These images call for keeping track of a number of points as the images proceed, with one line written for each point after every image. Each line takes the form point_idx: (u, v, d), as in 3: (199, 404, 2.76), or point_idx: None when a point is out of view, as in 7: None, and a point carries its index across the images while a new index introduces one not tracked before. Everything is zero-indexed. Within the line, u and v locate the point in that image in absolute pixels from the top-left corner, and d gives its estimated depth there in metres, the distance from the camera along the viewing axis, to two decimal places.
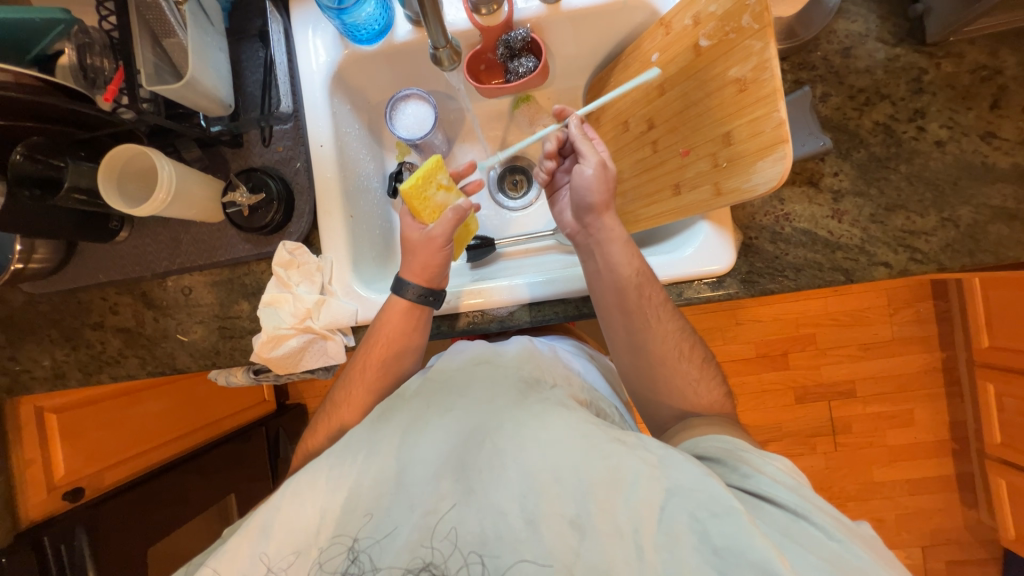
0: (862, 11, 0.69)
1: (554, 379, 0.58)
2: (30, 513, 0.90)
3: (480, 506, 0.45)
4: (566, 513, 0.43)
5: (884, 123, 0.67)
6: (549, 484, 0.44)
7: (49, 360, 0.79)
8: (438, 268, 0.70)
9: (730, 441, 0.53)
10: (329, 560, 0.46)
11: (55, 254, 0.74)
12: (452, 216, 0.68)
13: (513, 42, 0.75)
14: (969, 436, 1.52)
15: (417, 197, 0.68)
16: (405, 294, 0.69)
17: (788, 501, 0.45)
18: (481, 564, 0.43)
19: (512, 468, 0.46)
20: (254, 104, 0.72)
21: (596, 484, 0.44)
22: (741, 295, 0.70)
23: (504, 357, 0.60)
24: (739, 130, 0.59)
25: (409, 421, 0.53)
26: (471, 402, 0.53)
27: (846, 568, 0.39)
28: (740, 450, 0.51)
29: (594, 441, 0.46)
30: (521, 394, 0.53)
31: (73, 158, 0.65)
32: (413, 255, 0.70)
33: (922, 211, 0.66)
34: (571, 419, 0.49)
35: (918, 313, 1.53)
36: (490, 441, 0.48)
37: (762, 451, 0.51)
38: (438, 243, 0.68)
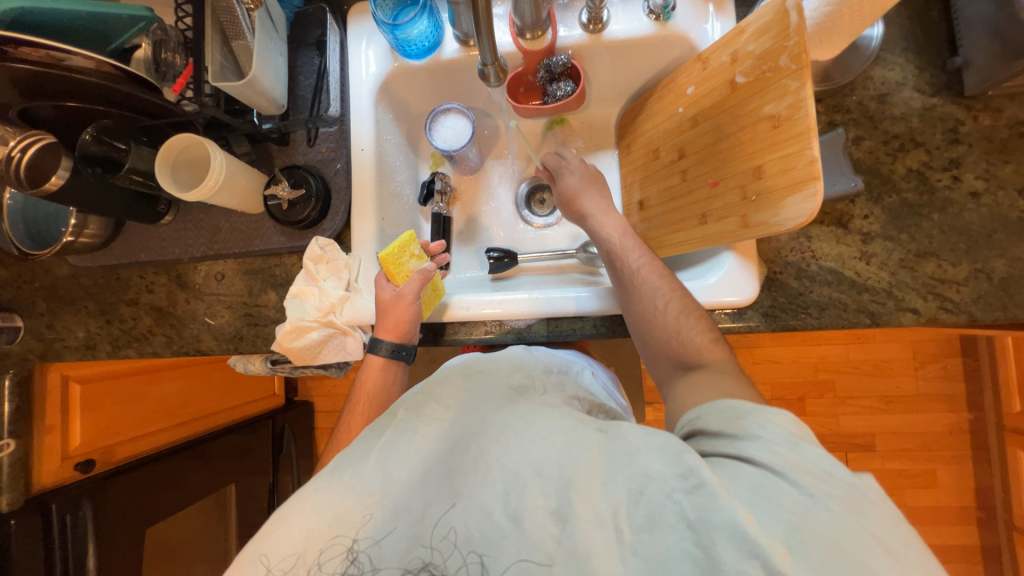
0: (901, 60, 0.70)
1: (545, 387, 0.59)
2: (42, 479, 0.92)
3: (467, 507, 0.45)
4: (547, 506, 0.43)
5: (918, 169, 0.67)
6: (532, 479, 0.44)
7: (83, 331, 0.83)
8: (407, 326, 0.72)
9: (725, 405, 0.50)
10: (328, 562, 0.45)
11: (103, 230, 0.78)
12: (417, 278, 0.71)
13: (553, 67, 0.78)
14: (996, 506, 1.44)
15: (392, 261, 0.72)
16: (377, 351, 0.72)
17: (767, 459, 0.42)
18: (480, 564, 0.43)
19: (496, 466, 0.46)
20: (304, 106, 0.77)
21: (577, 475, 0.44)
22: (761, 329, 0.70)
23: (496, 364, 0.60)
24: (769, 165, 0.60)
25: (396, 430, 0.51)
26: (461, 406, 0.53)
27: (814, 523, 0.38)
28: (736, 416, 0.48)
29: (578, 436, 0.46)
30: (509, 398, 0.54)
31: (136, 142, 0.69)
32: (386, 314, 0.72)
33: (954, 259, 0.65)
34: (559, 420, 0.49)
35: (945, 370, 1.48)
36: (475, 444, 0.48)
37: (759, 410, 0.48)
38: (407, 301, 0.71)
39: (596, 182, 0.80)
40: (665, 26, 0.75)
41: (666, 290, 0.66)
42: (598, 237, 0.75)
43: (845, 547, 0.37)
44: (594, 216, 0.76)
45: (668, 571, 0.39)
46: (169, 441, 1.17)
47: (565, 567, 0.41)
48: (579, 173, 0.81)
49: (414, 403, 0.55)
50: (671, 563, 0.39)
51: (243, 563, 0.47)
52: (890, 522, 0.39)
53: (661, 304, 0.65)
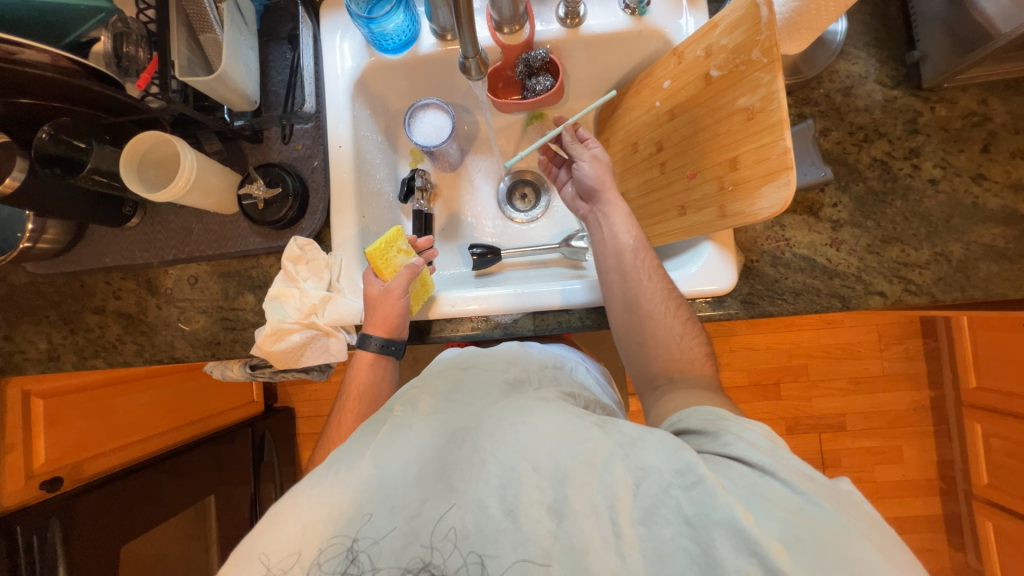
0: (863, 54, 0.73)
1: (539, 381, 0.59)
2: (6, 500, 0.88)
3: (464, 504, 0.44)
4: (544, 500, 0.43)
5: (881, 159, 0.71)
6: (527, 473, 0.44)
7: (45, 342, 0.78)
8: (397, 321, 0.71)
9: (708, 412, 0.53)
10: (327, 560, 0.44)
11: (64, 235, 0.74)
12: (405, 273, 0.70)
13: (533, 61, 0.78)
14: (956, 476, 1.53)
15: (380, 256, 0.72)
16: (367, 346, 0.71)
17: (758, 460, 0.44)
18: (481, 564, 0.42)
19: (491, 462, 0.46)
20: (277, 103, 0.75)
21: (572, 470, 0.44)
22: (740, 316, 0.72)
23: (487, 360, 0.61)
24: (744, 156, 0.62)
25: (391, 426, 0.51)
26: (454, 402, 0.53)
27: (806, 521, 0.39)
28: (717, 420, 0.51)
29: (572, 429, 0.47)
30: (503, 392, 0.54)
31: (97, 141, 0.66)
32: (374, 310, 0.71)
33: (916, 244, 0.69)
34: (553, 412, 0.49)
35: (907, 350, 1.56)
36: (469, 439, 0.48)
37: (741, 418, 0.51)
38: (396, 295, 0.70)
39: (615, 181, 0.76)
40: (640, 21, 0.76)
41: (673, 303, 0.66)
42: (611, 225, 0.72)
43: (834, 542, 0.38)
44: (610, 207, 0.73)
45: (666, 566, 0.40)
46: (143, 454, 1.12)
47: (564, 565, 0.41)
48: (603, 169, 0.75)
49: (409, 398, 0.55)
50: (668, 559, 0.40)
51: (239, 561, 0.46)
52: (871, 522, 0.42)
53: (666, 307, 0.66)
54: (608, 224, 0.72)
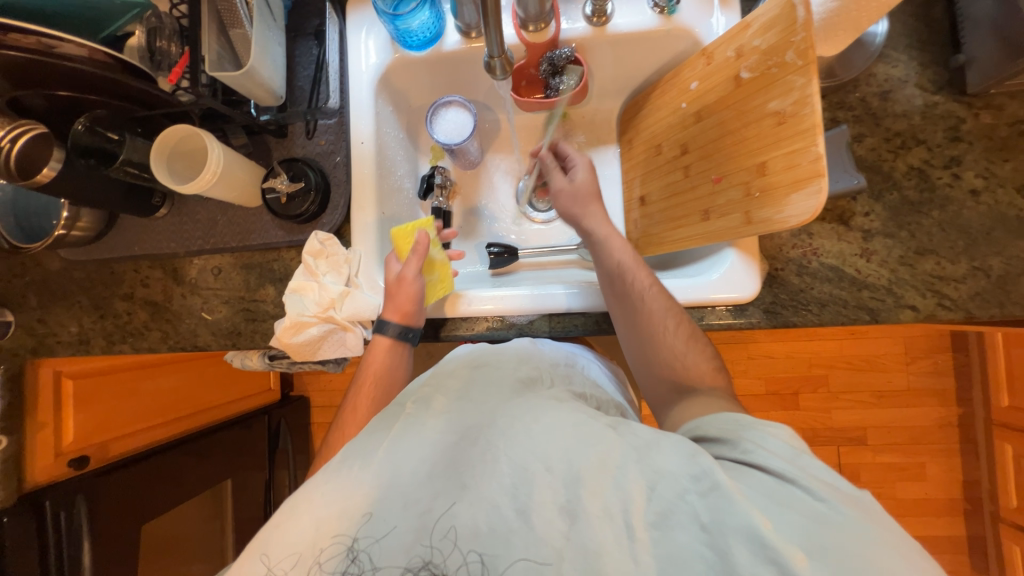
0: (904, 57, 0.70)
1: (551, 378, 0.59)
2: (36, 476, 0.91)
3: (474, 501, 0.44)
4: (557, 501, 0.43)
5: (919, 167, 0.68)
6: (540, 473, 0.44)
7: (76, 326, 0.81)
8: (412, 308, 0.71)
9: (727, 417, 0.51)
10: (327, 561, 0.45)
11: (97, 223, 0.76)
12: (418, 257, 0.72)
13: (557, 59, 0.77)
14: (983, 498, 1.47)
15: (402, 237, 0.75)
16: (385, 332, 0.72)
17: (776, 466, 0.43)
18: (480, 563, 0.42)
19: (503, 461, 0.46)
20: (302, 99, 0.76)
21: (585, 471, 0.44)
22: (762, 326, 0.70)
23: (502, 356, 0.60)
24: (774, 162, 0.60)
25: (404, 420, 0.52)
26: (467, 399, 0.53)
27: (829, 530, 0.38)
28: (737, 427, 0.49)
29: (586, 431, 0.46)
30: (515, 390, 0.54)
31: (130, 133, 0.67)
32: (391, 298, 0.72)
33: (953, 257, 0.66)
34: (566, 413, 0.49)
35: (936, 365, 1.50)
36: (482, 437, 0.48)
37: (762, 422, 0.48)
38: (409, 277, 0.71)
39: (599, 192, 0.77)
40: (670, 20, 0.75)
41: (676, 315, 0.65)
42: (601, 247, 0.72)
43: (858, 552, 0.37)
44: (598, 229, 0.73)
45: (681, 571, 0.39)
46: (165, 436, 1.16)
47: (576, 566, 0.41)
48: (586, 180, 0.77)
49: (420, 395, 0.55)
50: (684, 564, 0.39)
51: (250, 555, 0.47)
52: (897, 531, 0.40)
53: (668, 324, 0.64)
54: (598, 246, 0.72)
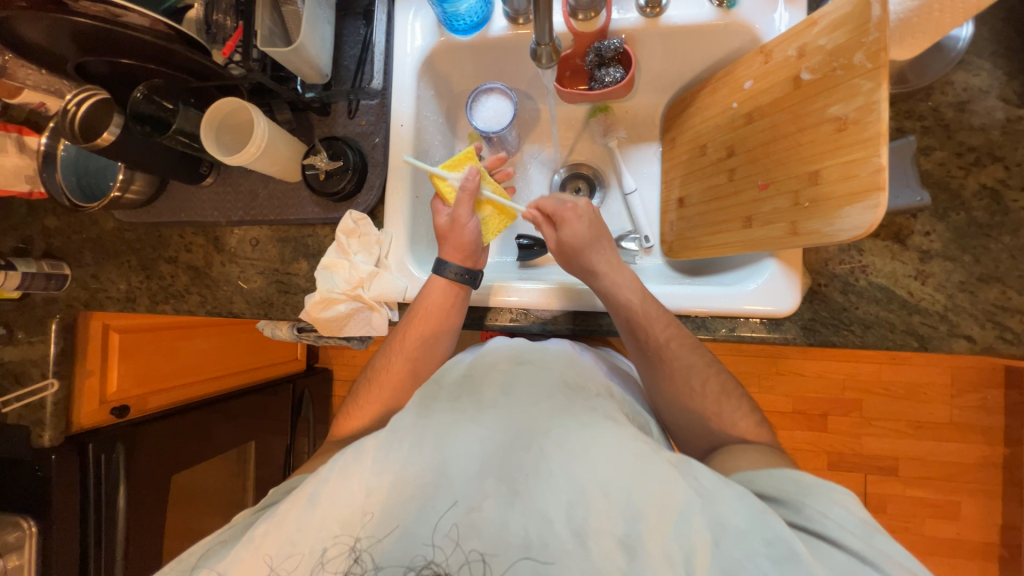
0: (988, 64, 0.64)
1: (596, 390, 0.60)
2: (82, 420, 0.97)
3: (526, 511, 0.46)
4: (615, 532, 0.44)
5: (992, 187, 0.62)
6: (597, 498, 0.45)
7: (124, 284, 0.86)
8: (473, 247, 0.74)
9: (785, 476, 0.51)
10: (332, 560, 0.47)
11: (149, 188, 0.80)
12: (468, 198, 0.71)
13: (604, 51, 0.75)
14: (1022, 545, 1.37)
15: (442, 182, 0.73)
16: (445, 274, 0.72)
17: (854, 547, 0.43)
18: (482, 564, 0.44)
19: (559, 476, 0.47)
20: (346, 78, 0.76)
21: (646, 508, 0.44)
22: (798, 343, 0.67)
23: (546, 359, 0.64)
24: (829, 170, 0.57)
25: (459, 413, 0.54)
26: (513, 398, 0.56)
27: None
28: (797, 491, 0.49)
29: (647, 462, 0.47)
30: (566, 399, 0.55)
31: (183, 103, 0.70)
32: (446, 240, 0.74)
33: (1021, 287, 0.60)
34: (623, 434, 0.50)
35: (984, 400, 1.40)
36: (536, 445, 0.50)
37: (825, 487, 0.48)
38: (463, 220, 0.73)
39: (602, 238, 0.72)
40: (728, 14, 0.71)
41: (699, 367, 0.64)
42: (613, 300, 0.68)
43: None
44: (606, 276, 0.69)
45: None
46: (197, 394, 1.23)
47: None
48: (585, 228, 0.72)
49: (475, 391, 0.58)
50: None
51: (298, 499, 0.51)
52: None
53: (695, 367, 0.64)
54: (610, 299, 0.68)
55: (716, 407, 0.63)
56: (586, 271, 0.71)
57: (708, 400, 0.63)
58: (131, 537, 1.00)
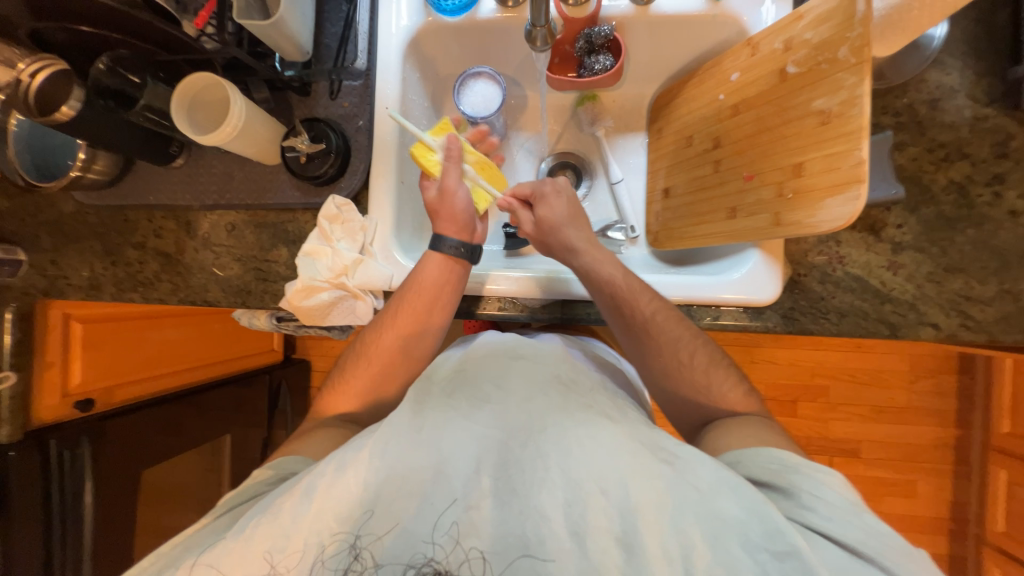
0: (959, 64, 0.67)
1: (590, 385, 0.61)
2: (42, 415, 0.93)
3: (524, 510, 0.47)
4: (613, 530, 0.45)
5: (960, 182, 0.65)
6: (595, 495, 0.46)
7: (87, 271, 0.81)
8: (468, 217, 0.72)
9: (771, 456, 0.52)
10: (330, 558, 0.47)
11: (113, 168, 0.75)
12: (453, 165, 0.70)
13: (594, 37, 0.74)
14: (969, 519, 1.48)
15: (423, 155, 0.71)
16: (442, 249, 0.70)
17: (849, 538, 0.44)
18: (480, 561, 0.45)
19: (556, 474, 0.48)
20: (328, 56, 0.73)
21: (643, 505, 0.45)
22: (778, 331, 0.69)
23: (538, 353, 0.65)
24: (811, 163, 0.58)
25: (454, 410, 0.55)
26: (507, 394, 0.57)
27: None
28: (783, 469, 0.51)
29: (644, 463, 0.47)
30: (562, 396, 0.56)
31: (151, 77, 0.65)
32: (438, 214, 0.72)
33: (983, 277, 0.64)
34: (619, 431, 0.51)
35: (939, 385, 1.49)
36: (533, 443, 0.51)
37: (812, 468, 0.50)
38: (453, 190, 0.70)
39: (579, 216, 0.72)
40: (717, 5, 0.72)
41: (687, 342, 0.65)
42: (592, 279, 0.67)
43: None
44: (584, 253, 0.68)
45: None
46: (167, 387, 1.18)
47: None
48: (564, 205, 0.71)
49: (473, 391, 0.57)
50: None
51: (294, 492, 0.49)
52: None
53: (686, 353, 0.65)
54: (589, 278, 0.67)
55: (700, 392, 0.65)
56: (564, 249, 0.70)
57: (694, 389, 0.65)
58: (99, 535, 0.96)
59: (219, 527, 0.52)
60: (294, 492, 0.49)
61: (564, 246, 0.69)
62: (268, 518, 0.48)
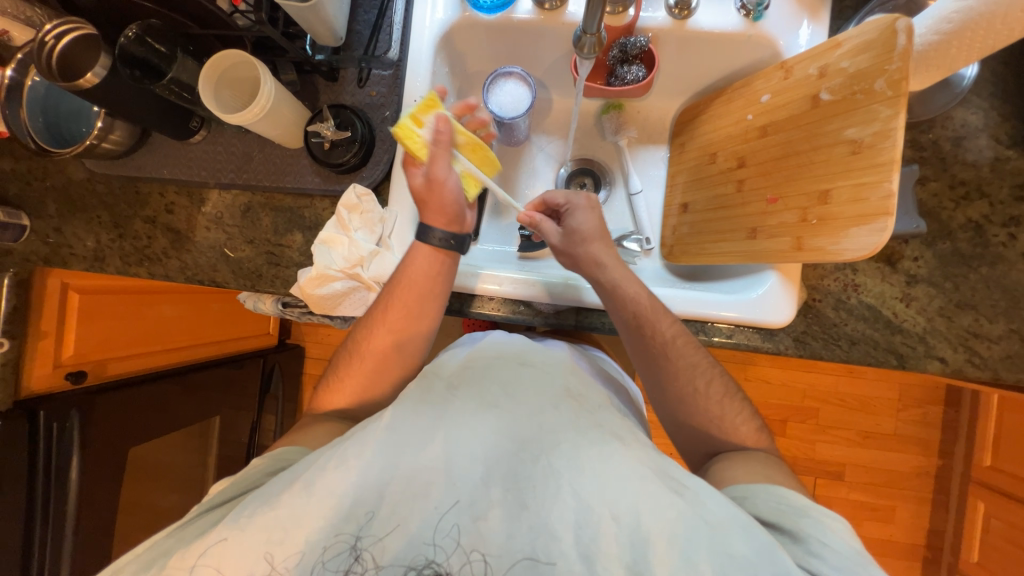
0: (984, 104, 0.68)
1: (599, 399, 0.61)
2: (32, 384, 0.90)
3: (533, 524, 0.47)
4: (622, 558, 0.45)
5: (977, 221, 0.66)
6: (605, 521, 0.46)
7: (93, 242, 0.79)
8: (456, 209, 0.66)
9: (782, 496, 0.53)
10: (330, 558, 0.46)
11: (129, 138, 0.74)
12: (442, 151, 0.61)
13: (629, 47, 0.75)
14: (944, 547, 1.51)
15: (408, 137, 0.61)
16: (429, 240, 0.66)
17: None
18: (482, 563, 0.46)
19: (568, 493, 0.48)
20: (360, 43, 0.74)
21: (654, 534, 0.45)
22: (789, 353, 0.70)
23: (549, 362, 0.65)
24: (839, 191, 0.58)
25: (460, 412, 0.55)
26: (516, 402, 0.56)
27: None
28: (792, 512, 0.51)
29: (657, 491, 0.47)
30: (576, 411, 0.56)
31: (179, 49, 0.64)
32: (425, 203, 0.66)
33: (992, 316, 0.65)
34: (631, 453, 0.51)
35: (926, 415, 1.52)
36: (545, 458, 0.50)
37: (821, 513, 0.50)
38: (443, 183, 0.63)
39: (607, 233, 0.72)
40: (753, 25, 0.72)
41: (699, 366, 0.65)
42: (617, 295, 0.66)
43: None
44: (611, 269, 0.68)
45: None
46: (160, 364, 1.15)
47: None
48: (594, 219, 0.71)
49: (485, 400, 0.56)
50: None
51: (294, 489, 0.48)
52: None
53: (698, 373, 0.65)
54: (614, 294, 0.67)
55: (709, 409, 0.65)
56: (593, 263, 0.68)
57: (702, 407, 0.65)
58: (85, 510, 0.94)
59: (211, 520, 0.50)
60: (294, 486, 0.48)
61: (593, 260, 0.68)
62: (266, 514, 0.47)
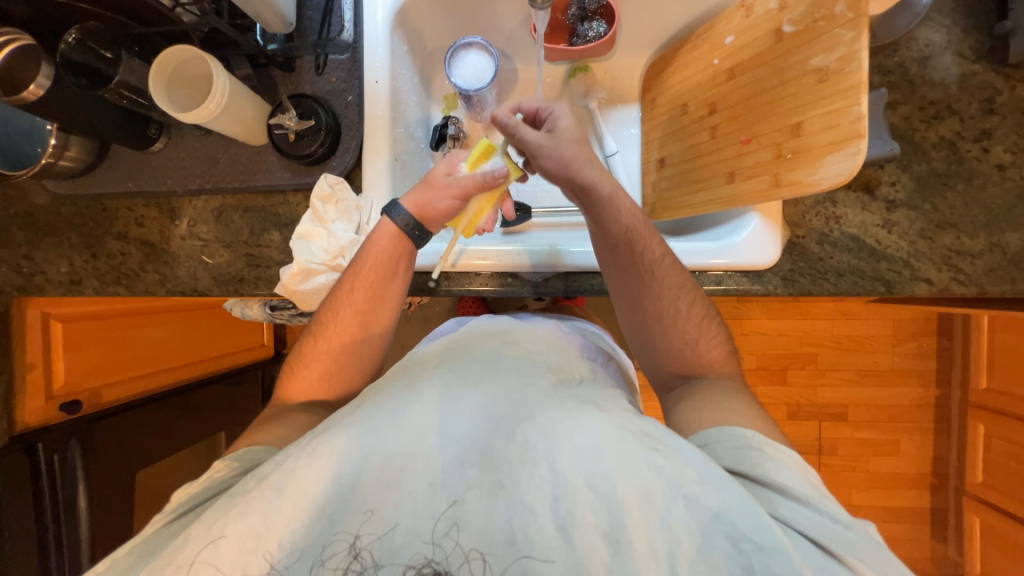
0: (947, 21, 0.68)
1: (580, 374, 0.61)
2: (26, 418, 0.88)
3: (512, 503, 0.46)
4: (601, 527, 0.44)
5: (950, 138, 0.66)
6: (582, 492, 0.46)
7: (66, 266, 0.77)
8: (437, 215, 0.66)
9: (738, 435, 0.52)
10: (329, 559, 0.45)
11: (86, 154, 0.72)
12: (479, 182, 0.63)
13: (587, 3, 0.75)
14: (949, 472, 1.56)
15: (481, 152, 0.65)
16: (395, 218, 0.65)
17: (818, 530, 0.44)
18: (482, 562, 0.44)
19: (545, 467, 0.47)
20: (311, 29, 0.70)
21: (629, 500, 0.45)
22: (778, 293, 0.70)
23: (528, 339, 0.65)
24: (811, 122, 0.58)
25: (436, 397, 0.54)
26: (496, 381, 0.56)
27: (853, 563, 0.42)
28: (749, 449, 0.50)
29: (630, 451, 0.47)
30: (553, 387, 0.56)
31: (124, 51, 0.62)
32: (423, 188, 0.66)
33: (973, 232, 0.66)
34: (603, 419, 0.51)
35: (921, 347, 1.54)
36: (520, 433, 0.50)
37: (775, 446, 0.51)
38: (453, 194, 0.64)
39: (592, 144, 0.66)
40: None
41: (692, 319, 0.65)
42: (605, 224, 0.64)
43: None
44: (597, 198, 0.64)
45: None
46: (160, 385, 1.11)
47: None
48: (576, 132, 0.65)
49: (461, 381, 0.56)
50: None
51: (263, 489, 0.47)
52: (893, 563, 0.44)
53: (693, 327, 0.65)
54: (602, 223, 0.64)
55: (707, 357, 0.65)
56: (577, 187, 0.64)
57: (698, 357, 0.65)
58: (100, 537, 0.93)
59: (175, 531, 0.49)
60: (263, 489, 0.47)
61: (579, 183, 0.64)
62: (233, 523, 0.45)
